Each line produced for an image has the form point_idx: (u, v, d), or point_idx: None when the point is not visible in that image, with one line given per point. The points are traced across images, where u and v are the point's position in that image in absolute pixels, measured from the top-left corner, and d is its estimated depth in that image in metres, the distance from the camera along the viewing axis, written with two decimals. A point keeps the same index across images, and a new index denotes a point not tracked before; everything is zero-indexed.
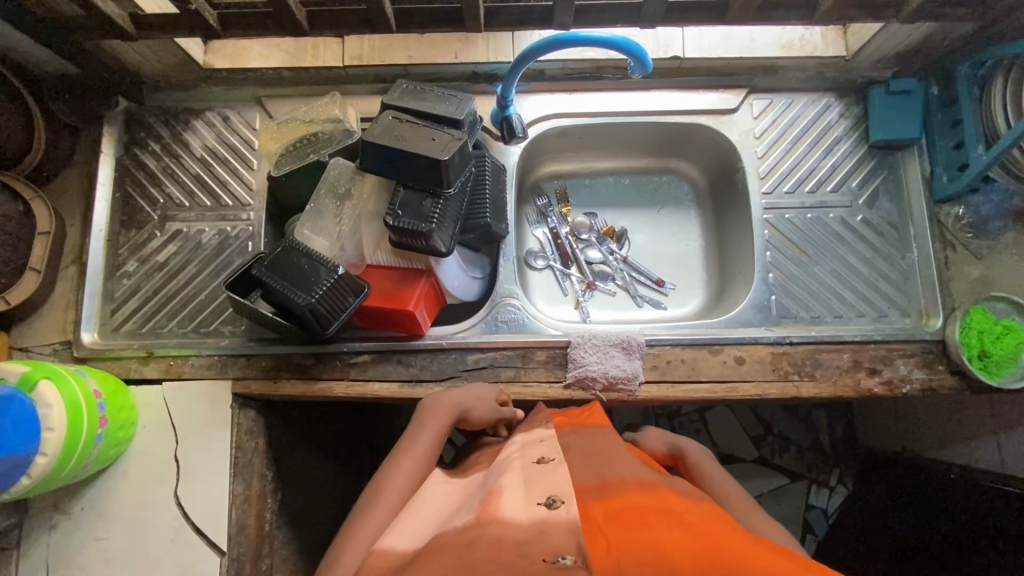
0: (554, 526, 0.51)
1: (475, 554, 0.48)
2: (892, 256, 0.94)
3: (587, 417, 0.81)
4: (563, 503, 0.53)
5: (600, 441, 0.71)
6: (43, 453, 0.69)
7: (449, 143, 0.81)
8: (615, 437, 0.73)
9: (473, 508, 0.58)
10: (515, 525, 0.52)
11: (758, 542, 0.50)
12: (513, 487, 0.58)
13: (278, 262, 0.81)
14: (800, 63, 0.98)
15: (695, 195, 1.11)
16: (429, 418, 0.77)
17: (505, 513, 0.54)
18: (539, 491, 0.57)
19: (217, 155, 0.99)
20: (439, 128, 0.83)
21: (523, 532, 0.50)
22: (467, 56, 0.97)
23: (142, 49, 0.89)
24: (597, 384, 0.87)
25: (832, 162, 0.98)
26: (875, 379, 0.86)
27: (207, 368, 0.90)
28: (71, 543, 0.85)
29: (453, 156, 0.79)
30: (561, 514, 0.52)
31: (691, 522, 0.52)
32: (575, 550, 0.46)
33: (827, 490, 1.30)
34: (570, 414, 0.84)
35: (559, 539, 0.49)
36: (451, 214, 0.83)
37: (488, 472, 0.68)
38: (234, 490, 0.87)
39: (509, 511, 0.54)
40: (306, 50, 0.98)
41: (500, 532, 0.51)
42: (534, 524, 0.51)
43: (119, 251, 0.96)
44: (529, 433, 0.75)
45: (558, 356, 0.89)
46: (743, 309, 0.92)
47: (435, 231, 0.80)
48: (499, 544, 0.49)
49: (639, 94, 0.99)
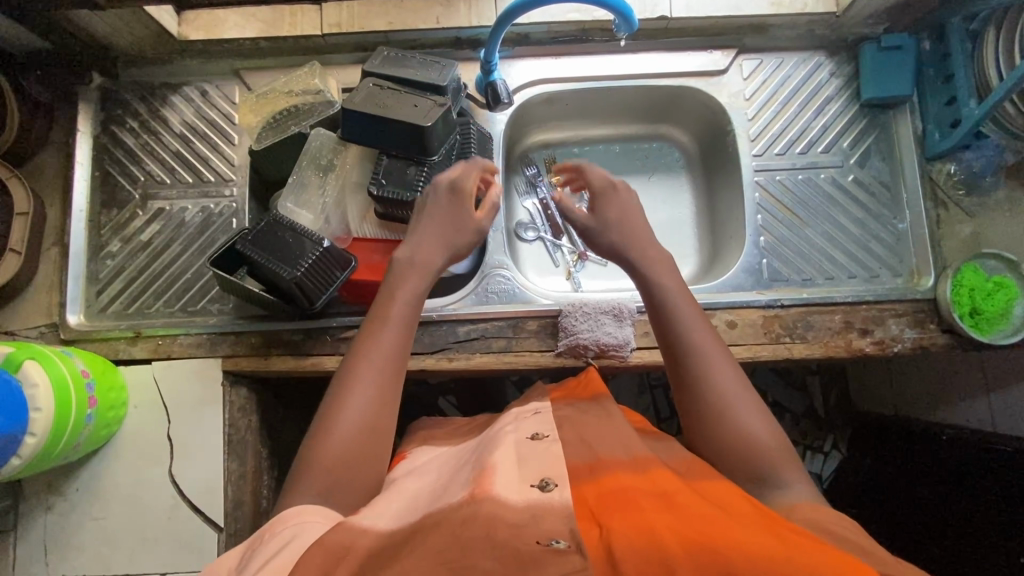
0: (547, 509, 0.51)
1: (469, 533, 0.48)
2: (883, 217, 0.93)
3: (585, 386, 0.78)
4: (557, 486, 0.54)
5: (599, 415, 0.69)
6: (31, 434, 0.69)
7: (432, 109, 0.80)
8: (611, 406, 0.71)
9: (467, 481, 0.57)
10: (510, 504, 0.52)
11: (746, 515, 0.48)
12: (506, 461, 0.58)
13: (263, 237, 0.80)
14: (790, 22, 0.95)
15: (686, 160, 1.09)
16: (405, 275, 0.70)
17: (499, 491, 0.53)
18: (532, 472, 0.57)
19: (198, 131, 0.97)
20: (423, 94, 0.82)
21: (518, 514, 0.50)
22: (448, 21, 0.94)
23: (114, 21, 0.85)
24: (593, 345, 0.86)
25: (824, 122, 0.96)
26: (867, 339, 0.86)
27: (196, 346, 0.89)
28: (67, 524, 0.85)
29: (436, 123, 0.79)
30: (556, 497, 0.53)
31: (682, 502, 0.50)
32: (569, 536, 0.47)
33: (822, 455, 1.31)
34: (568, 384, 0.81)
35: (552, 523, 0.49)
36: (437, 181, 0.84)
37: (480, 442, 0.67)
38: (229, 468, 0.87)
39: (502, 490, 0.53)
40: (284, 19, 0.94)
41: (495, 511, 0.50)
42: (527, 506, 0.51)
43: (101, 231, 0.94)
44: (524, 406, 0.74)
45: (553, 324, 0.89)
46: (734, 274, 0.92)
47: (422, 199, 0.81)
48: (492, 525, 0.49)
49: (625, 57, 0.97)
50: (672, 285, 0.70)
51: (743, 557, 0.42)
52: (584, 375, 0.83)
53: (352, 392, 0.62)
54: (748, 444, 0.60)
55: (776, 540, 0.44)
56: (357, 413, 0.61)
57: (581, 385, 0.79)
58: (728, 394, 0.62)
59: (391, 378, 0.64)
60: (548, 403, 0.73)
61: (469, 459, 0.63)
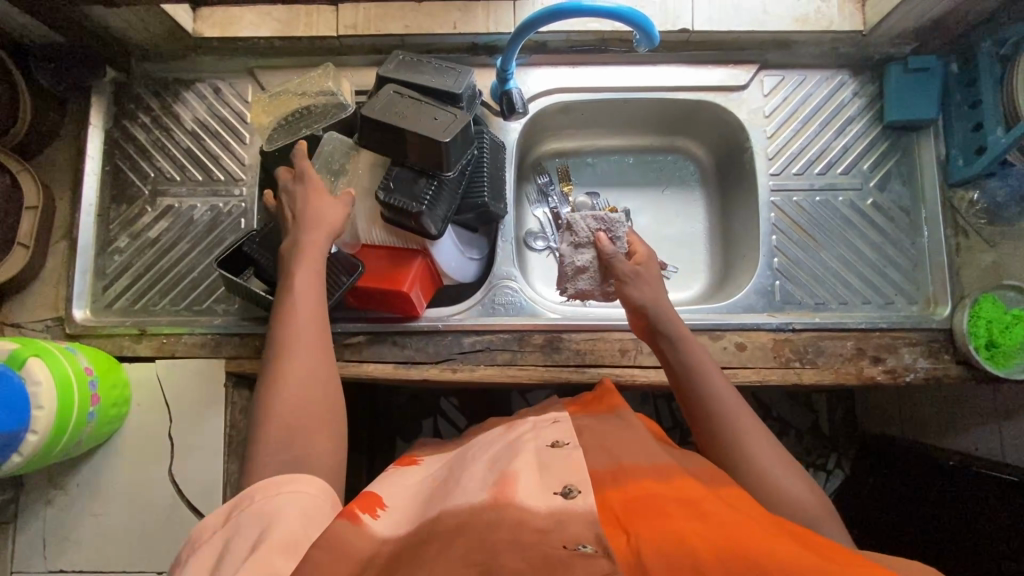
0: (570, 515, 0.49)
1: None
2: (901, 242, 0.91)
3: (600, 400, 0.75)
4: (580, 493, 0.51)
5: (614, 422, 0.67)
6: (34, 432, 0.69)
7: (451, 123, 0.77)
8: (631, 417, 0.69)
9: (486, 486, 0.54)
10: (532, 510, 0.49)
11: (784, 530, 0.45)
12: (529, 468, 0.55)
13: (268, 239, 0.82)
14: (814, 39, 0.93)
15: (700, 174, 1.08)
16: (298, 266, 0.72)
17: (522, 497, 0.51)
18: (553, 478, 0.54)
19: (209, 129, 0.96)
20: (442, 106, 0.80)
21: (544, 520, 0.48)
22: (466, 27, 0.93)
23: (128, 17, 0.85)
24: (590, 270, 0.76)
25: (844, 143, 0.94)
26: (878, 368, 0.84)
27: (200, 347, 0.88)
28: (67, 518, 0.85)
29: (454, 138, 0.76)
30: (580, 504, 0.50)
31: (710, 510, 0.47)
32: (595, 540, 0.44)
33: (824, 474, 1.30)
34: (583, 399, 0.77)
35: (577, 528, 0.47)
36: (445, 199, 0.82)
37: (499, 447, 0.63)
38: (228, 469, 0.86)
39: (526, 498, 0.51)
40: (299, 18, 0.93)
41: (513, 518, 0.48)
42: (551, 512, 0.49)
43: (110, 226, 0.94)
44: (540, 417, 0.72)
45: (610, 220, 0.82)
46: (746, 295, 0.90)
47: (425, 213, 0.78)
48: (514, 528, 0.46)
49: (644, 69, 0.95)
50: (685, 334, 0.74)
51: (787, 570, 0.38)
52: (598, 387, 0.79)
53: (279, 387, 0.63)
54: (778, 485, 0.60)
55: (816, 554, 0.41)
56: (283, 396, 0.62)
57: (597, 399, 0.75)
58: (763, 435, 0.65)
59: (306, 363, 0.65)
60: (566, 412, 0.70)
61: (482, 466, 0.61)
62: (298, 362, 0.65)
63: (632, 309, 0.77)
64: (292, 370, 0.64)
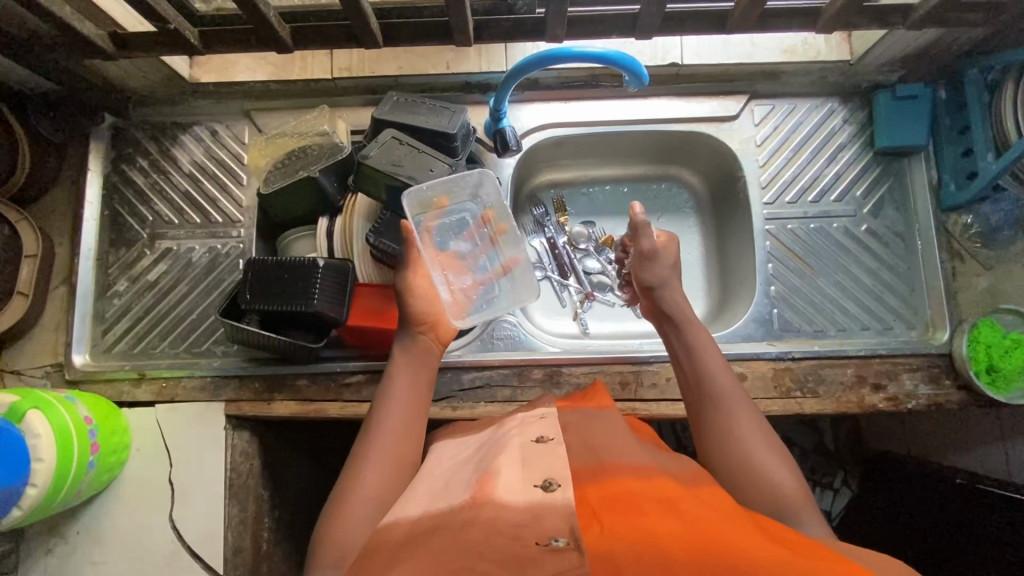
0: (550, 509, 0.49)
1: None
2: (897, 267, 0.92)
3: (588, 398, 0.72)
4: (560, 485, 0.51)
5: (603, 424, 0.63)
6: (33, 485, 0.68)
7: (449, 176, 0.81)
8: (618, 418, 0.65)
9: (470, 482, 0.56)
10: (511, 506, 0.50)
11: (757, 528, 0.46)
12: (511, 464, 0.56)
13: (260, 283, 0.81)
14: (803, 68, 0.94)
15: (695, 202, 1.08)
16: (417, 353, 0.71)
17: (501, 492, 0.52)
18: (536, 471, 0.54)
19: (207, 171, 0.97)
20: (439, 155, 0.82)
21: (519, 514, 0.49)
22: (458, 67, 0.94)
23: (126, 66, 0.86)
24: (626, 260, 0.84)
25: (836, 170, 0.95)
26: (879, 395, 0.84)
27: (200, 390, 0.88)
28: (67, 568, 0.84)
29: None
30: (558, 496, 0.50)
31: (687, 509, 0.48)
32: (568, 534, 0.46)
33: (831, 492, 1.26)
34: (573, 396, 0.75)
35: (553, 521, 0.48)
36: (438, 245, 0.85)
37: (485, 443, 0.64)
38: (229, 513, 0.86)
39: (503, 492, 0.52)
40: (294, 63, 0.95)
41: (495, 513, 0.49)
42: (529, 507, 0.50)
43: (109, 270, 0.94)
44: (529, 411, 0.69)
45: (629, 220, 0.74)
46: (744, 323, 0.90)
47: None
48: None
49: (636, 102, 0.96)
50: (684, 315, 0.73)
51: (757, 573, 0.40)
52: (588, 389, 0.76)
53: (367, 468, 0.61)
54: None
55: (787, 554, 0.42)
56: (368, 481, 0.60)
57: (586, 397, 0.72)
58: (754, 420, 0.64)
59: (404, 454, 0.63)
60: (554, 406, 0.68)
61: None
62: (391, 447, 0.63)
63: (646, 292, 0.76)
64: (382, 459, 0.62)
